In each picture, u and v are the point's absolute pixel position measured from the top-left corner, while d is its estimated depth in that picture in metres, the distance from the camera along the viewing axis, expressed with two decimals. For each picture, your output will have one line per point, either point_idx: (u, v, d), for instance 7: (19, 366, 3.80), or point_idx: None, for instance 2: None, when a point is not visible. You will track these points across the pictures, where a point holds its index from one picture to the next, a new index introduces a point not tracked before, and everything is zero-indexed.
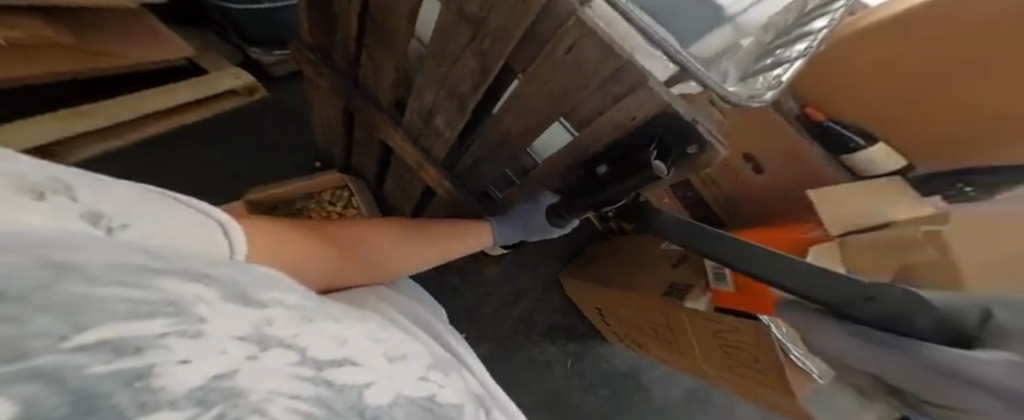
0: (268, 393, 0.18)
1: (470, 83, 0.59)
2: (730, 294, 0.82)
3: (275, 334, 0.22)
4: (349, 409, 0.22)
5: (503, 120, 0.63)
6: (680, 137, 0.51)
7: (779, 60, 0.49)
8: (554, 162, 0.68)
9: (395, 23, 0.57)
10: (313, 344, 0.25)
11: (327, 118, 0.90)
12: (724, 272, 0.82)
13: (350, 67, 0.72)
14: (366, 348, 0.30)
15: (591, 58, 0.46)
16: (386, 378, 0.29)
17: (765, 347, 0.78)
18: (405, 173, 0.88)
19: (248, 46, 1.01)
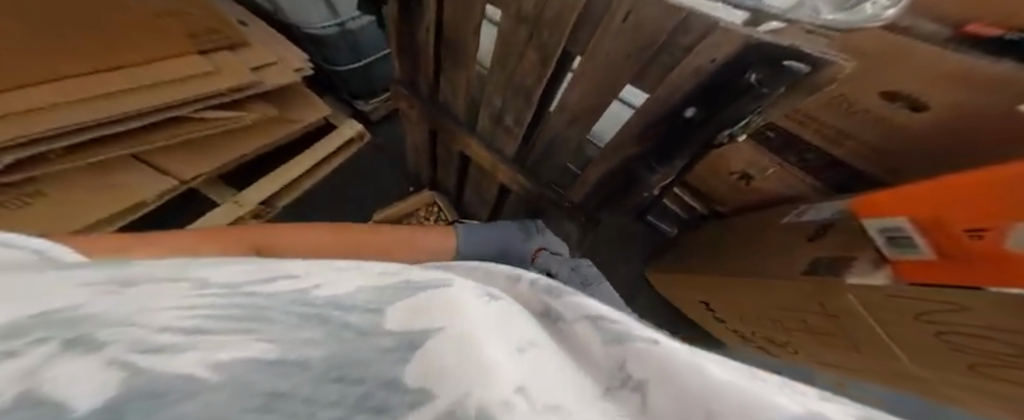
0: (136, 317, 0.13)
1: (533, 75, 0.57)
2: (932, 263, 0.50)
3: (158, 279, 0.17)
4: (281, 303, 0.16)
5: (568, 104, 0.60)
6: (775, 59, 0.39)
7: None
8: (625, 135, 0.60)
9: (466, 38, 0.61)
10: (225, 273, 0.18)
11: (415, 146, 1.02)
12: (908, 236, 0.51)
13: (431, 90, 0.79)
14: (325, 263, 0.22)
15: (651, 18, 0.42)
16: (341, 275, 0.19)
17: None
18: (485, 179, 0.93)
19: (355, 101, 1.22)
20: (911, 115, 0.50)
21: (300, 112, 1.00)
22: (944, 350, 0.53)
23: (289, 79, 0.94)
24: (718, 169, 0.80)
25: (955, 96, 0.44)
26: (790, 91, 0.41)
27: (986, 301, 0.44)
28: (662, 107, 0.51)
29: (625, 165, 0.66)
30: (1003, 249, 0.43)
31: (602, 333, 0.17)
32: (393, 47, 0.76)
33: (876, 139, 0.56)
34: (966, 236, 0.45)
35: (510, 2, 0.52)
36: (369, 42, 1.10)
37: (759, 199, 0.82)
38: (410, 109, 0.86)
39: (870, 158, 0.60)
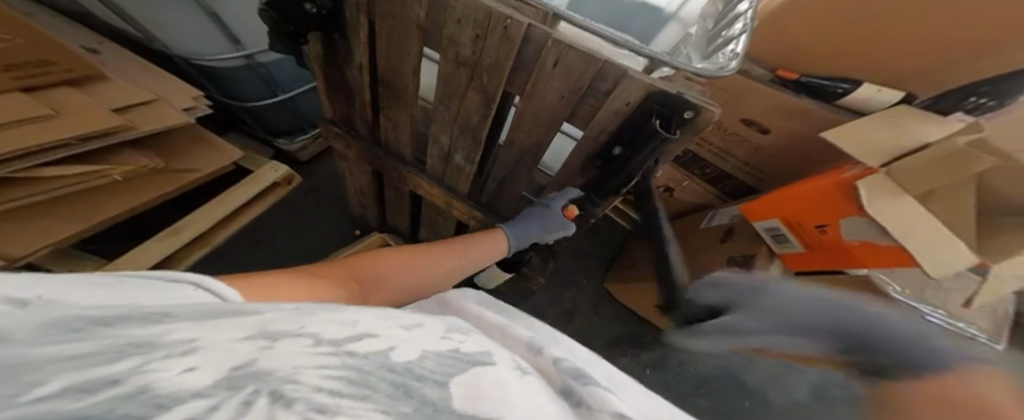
0: (296, 370, 0.16)
1: (479, 115, 0.60)
2: (801, 254, 0.65)
3: (282, 326, 0.20)
4: (380, 366, 0.19)
5: (516, 139, 0.65)
6: (667, 105, 0.48)
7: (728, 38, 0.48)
8: (570, 164, 0.66)
9: (403, 82, 0.60)
10: (327, 326, 0.22)
11: (358, 186, 0.98)
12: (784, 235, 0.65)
13: (372, 131, 0.77)
14: (391, 318, 0.26)
15: (576, 65, 0.48)
16: (410, 338, 0.23)
17: None
18: (438, 215, 0.93)
19: (276, 139, 1.17)
20: (761, 137, 0.69)
21: (197, 157, 0.96)
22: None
23: (170, 121, 0.88)
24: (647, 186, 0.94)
25: (792, 125, 0.64)
26: (682, 133, 0.50)
27: None
28: (595, 143, 0.59)
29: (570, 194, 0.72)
30: (840, 240, 0.57)
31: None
32: (320, 86, 0.72)
33: (745, 158, 0.74)
34: (817, 230, 0.59)
35: (445, 49, 0.53)
36: (285, 75, 1.00)
37: (682, 210, 0.96)
38: (349, 150, 0.84)
39: (743, 172, 0.77)
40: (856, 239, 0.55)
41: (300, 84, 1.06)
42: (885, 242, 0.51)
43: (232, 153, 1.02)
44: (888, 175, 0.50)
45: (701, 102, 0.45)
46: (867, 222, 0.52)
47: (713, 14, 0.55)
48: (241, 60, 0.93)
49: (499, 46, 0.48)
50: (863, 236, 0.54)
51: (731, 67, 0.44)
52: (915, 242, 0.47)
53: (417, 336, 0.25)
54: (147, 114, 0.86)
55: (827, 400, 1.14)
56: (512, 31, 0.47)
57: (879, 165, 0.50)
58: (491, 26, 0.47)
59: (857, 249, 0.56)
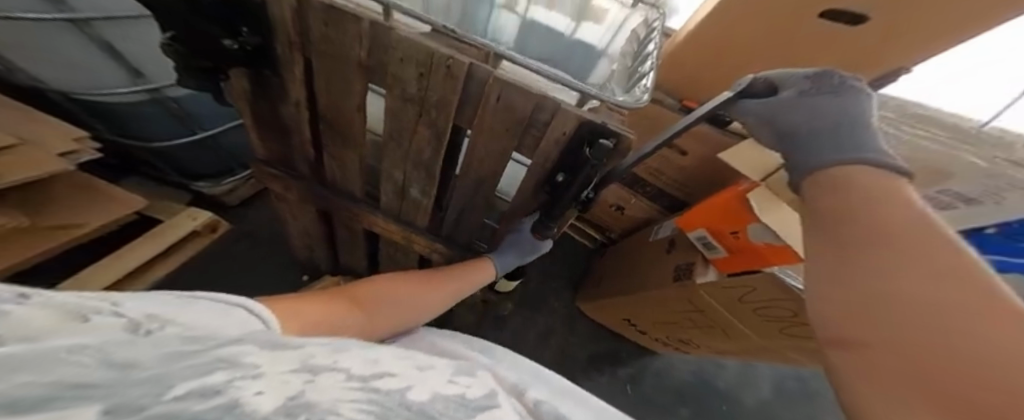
0: (333, 400, 0.22)
1: (430, 150, 0.62)
2: (728, 259, 0.70)
3: (320, 365, 0.27)
4: (396, 405, 0.25)
5: (470, 171, 0.66)
6: (599, 135, 0.52)
7: (642, 74, 0.56)
8: (525, 191, 0.69)
9: (347, 120, 0.60)
10: (354, 367, 0.29)
11: (305, 228, 0.94)
12: (710, 243, 0.72)
13: (314, 171, 0.76)
14: (404, 365, 0.34)
15: (519, 99, 0.51)
16: (420, 382, 0.31)
17: (785, 293, 0.65)
18: (398, 252, 0.92)
19: (194, 183, 1.09)
20: (681, 158, 0.79)
21: (93, 210, 0.90)
22: (763, 322, 0.75)
23: (46, 169, 0.79)
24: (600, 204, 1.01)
25: (700, 147, 0.74)
26: (613, 158, 0.55)
27: (762, 280, 0.66)
28: (542, 171, 0.62)
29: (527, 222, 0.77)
30: (750, 243, 0.65)
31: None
32: (246, 122, 0.69)
33: (676, 176, 0.84)
34: (732, 236, 0.66)
35: (390, 86, 0.53)
36: (204, 111, 0.93)
37: (633, 225, 1.04)
38: (296, 192, 0.81)
39: (675, 187, 0.87)
40: (761, 241, 0.63)
41: (226, 120, 0.99)
42: (779, 242, 0.60)
43: (135, 202, 0.95)
44: (767, 186, 0.59)
45: (623, 132, 0.50)
46: (766, 229, 0.60)
47: (631, 53, 0.62)
48: (146, 95, 0.85)
49: (443, 84, 0.50)
50: (764, 238, 0.62)
51: (644, 100, 0.51)
52: (796, 241, 0.57)
53: (427, 379, 0.33)
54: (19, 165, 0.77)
55: (792, 392, 1.22)
56: (455, 69, 0.48)
57: (760, 179, 0.60)
58: (433, 64, 0.48)
59: (763, 250, 0.63)
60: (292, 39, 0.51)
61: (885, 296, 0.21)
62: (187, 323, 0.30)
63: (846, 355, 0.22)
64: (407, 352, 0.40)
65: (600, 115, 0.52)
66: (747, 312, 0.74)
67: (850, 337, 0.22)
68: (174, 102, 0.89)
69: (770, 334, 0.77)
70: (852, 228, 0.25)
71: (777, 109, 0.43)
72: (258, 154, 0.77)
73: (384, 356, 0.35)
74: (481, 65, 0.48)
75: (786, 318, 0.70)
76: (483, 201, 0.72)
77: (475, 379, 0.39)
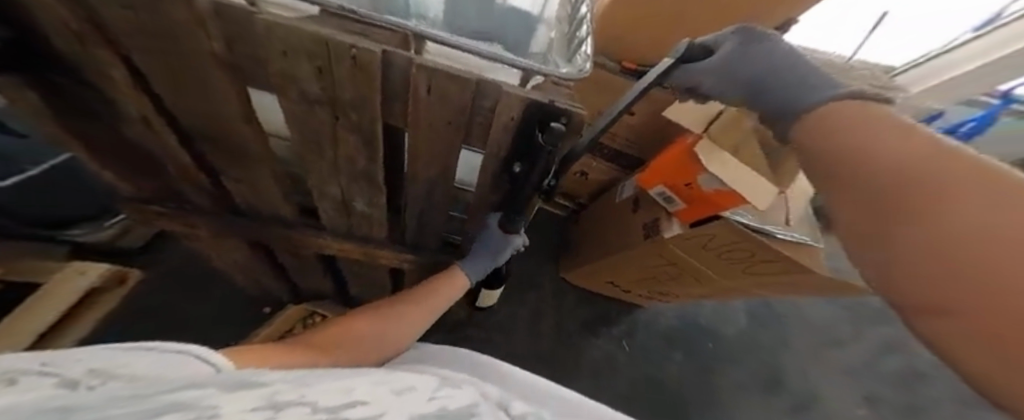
0: None
1: (363, 157, 0.56)
2: (686, 209, 0.70)
3: (286, 399, 0.27)
4: None
5: (418, 173, 0.61)
6: (549, 116, 0.46)
7: (582, 39, 0.52)
8: (484, 183, 0.64)
9: (254, 138, 0.51)
10: (324, 398, 0.30)
11: (239, 264, 0.85)
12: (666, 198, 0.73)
13: (217, 201, 0.68)
14: (380, 393, 0.36)
15: (451, 87, 0.43)
16: (395, 408, 0.33)
17: (741, 236, 0.67)
18: (362, 269, 0.85)
19: (67, 232, 0.90)
20: (631, 118, 0.77)
21: None
22: (728, 265, 0.78)
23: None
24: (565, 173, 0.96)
25: (648, 104, 0.73)
26: (567, 139, 0.50)
27: (718, 226, 0.68)
28: (498, 161, 0.57)
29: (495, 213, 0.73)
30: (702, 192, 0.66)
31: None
32: (79, 153, 0.57)
33: (628, 134, 0.82)
34: (686, 188, 0.67)
35: (285, 90, 0.45)
36: (3, 146, 0.78)
37: (599, 189, 1.03)
38: (222, 228, 0.71)
39: (631, 146, 0.86)
40: (711, 188, 0.63)
41: (48, 157, 0.84)
42: (727, 187, 0.61)
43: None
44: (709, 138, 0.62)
45: (570, 108, 0.44)
46: (713, 177, 0.61)
47: (566, 19, 0.59)
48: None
49: (354, 80, 0.42)
50: (715, 184, 0.62)
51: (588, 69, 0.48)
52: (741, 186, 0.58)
53: (405, 403, 0.35)
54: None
55: (770, 314, 1.32)
56: (363, 60, 0.39)
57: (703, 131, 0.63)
58: (336, 58, 0.39)
59: (715, 197, 0.64)
60: (80, 32, 0.37)
61: (935, 238, 0.18)
62: (133, 372, 0.27)
63: (928, 323, 0.18)
64: (381, 379, 0.42)
65: (546, 94, 0.45)
66: (715, 259, 0.77)
67: (912, 293, 0.19)
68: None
69: (740, 276, 0.80)
70: (889, 170, 0.22)
71: (710, 76, 0.46)
72: (129, 194, 0.68)
73: (361, 386, 0.37)
74: (398, 51, 0.40)
75: (746, 257, 0.73)
76: (439, 200, 0.67)
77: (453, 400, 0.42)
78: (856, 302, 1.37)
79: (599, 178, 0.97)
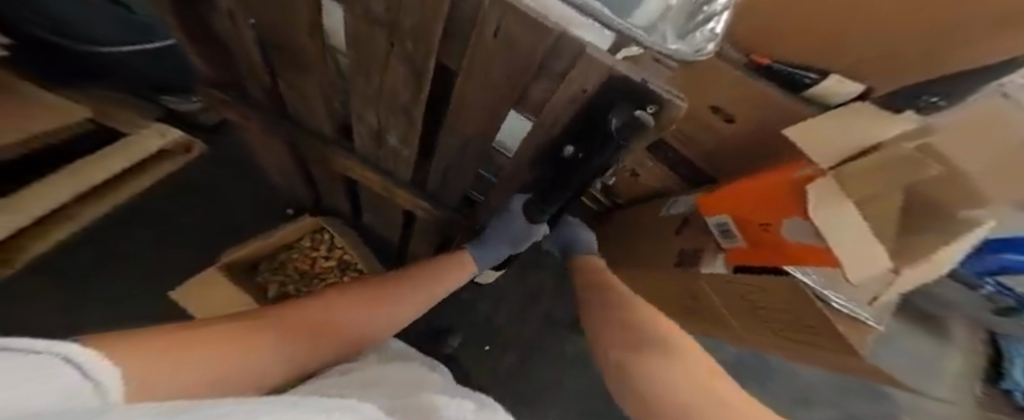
0: None
1: (407, 92, 0.50)
2: (749, 250, 0.61)
3: None
4: None
5: (458, 125, 0.55)
6: (631, 98, 0.37)
7: (710, 15, 0.41)
8: (523, 156, 0.57)
9: (301, 44, 0.46)
10: None
11: (277, 164, 0.84)
12: (727, 229, 0.63)
13: (273, 102, 0.64)
14: None
15: (525, 38, 0.35)
16: None
17: (800, 303, 0.55)
18: (378, 202, 0.84)
19: (163, 97, 0.94)
20: (726, 126, 0.58)
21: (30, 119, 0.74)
22: (763, 324, 0.68)
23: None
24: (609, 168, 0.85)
25: (757, 115, 0.52)
26: (639, 139, 0.41)
27: (782, 286, 0.57)
28: (547, 135, 0.50)
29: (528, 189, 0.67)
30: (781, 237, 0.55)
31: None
32: (178, 38, 0.53)
33: (709, 144, 0.63)
34: (761, 228, 0.57)
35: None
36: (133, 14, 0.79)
37: (643, 196, 0.88)
38: (258, 126, 0.70)
39: (704, 159, 0.67)
40: (796, 238, 0.53)
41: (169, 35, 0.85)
42: (816, 242, 0.50)
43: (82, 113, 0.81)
44: (836, 177, 0.46)
45: (662, 92, 0.34)
46: (806, 224, 0.50)
47: None
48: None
49: (418, 8, 0.36)
50: (800, 235, 0.52)
51: (708, 50, 0.40)
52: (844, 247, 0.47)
53: None
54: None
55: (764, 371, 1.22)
56: None
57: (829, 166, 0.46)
58: None
59: (797, 249, 0.53)
60: None
61: None
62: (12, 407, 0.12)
63: None
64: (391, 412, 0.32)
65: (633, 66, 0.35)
66: (744, 310, 0.68)
67: None
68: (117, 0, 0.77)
69: (763, 335, 0.71)
70: None
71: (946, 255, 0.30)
72: None
73: None
74: None
75: (785, 324, 0.63)
76: (471, 160, 0.61)
77: None
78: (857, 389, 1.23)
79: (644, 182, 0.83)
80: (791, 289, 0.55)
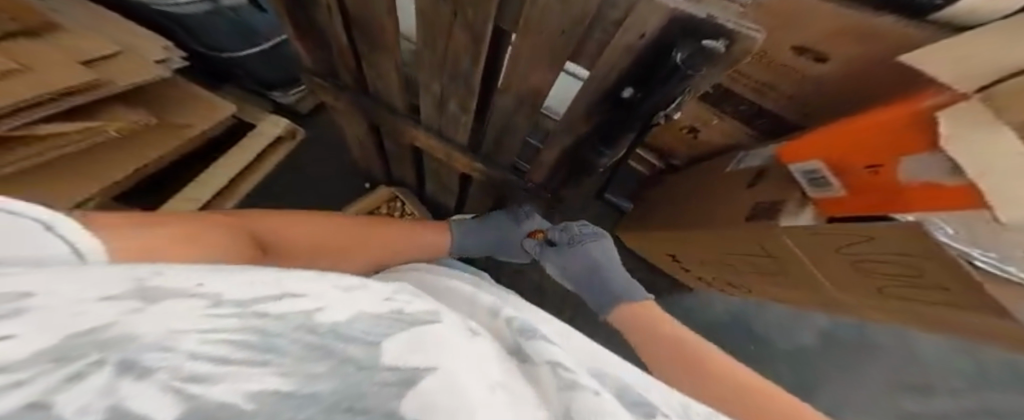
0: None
1: (468, 58, 0.53)
2: (845, 200, 0.54)
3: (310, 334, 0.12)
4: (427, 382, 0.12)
5: (512, 85, 0.57)
6: (696, 33, 0.38)
7: None
8: (574, 113, 0.57)
9: (377, 22, 0.51)
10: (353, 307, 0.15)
11: (357, 141, 0.95)
12: (821, 178, 0.55)
13: (358, 81, 0.70)
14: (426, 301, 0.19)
15: None
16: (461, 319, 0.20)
17: (919, 249, 0.48)
18: (442, 169, 0.90)
19: (272, 93, 1.04)
20: (817, 65, 0.51)
21: (196, 112, 0.80)
22: (862, 277, 0.59)
23: (147, 75, 0.72)
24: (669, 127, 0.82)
25: (859, 48, 0.46)
26: (711, 69, 0.41)
27: (885, 232, 0.49)
28: (599, 90, 0.50)
29: (572, 150, 0.66)
30: (897, 181, 0.47)
31: (558, 380, 0.21)
32: (290, 33, 0.64)
33: (793, 90, 0.57)
34: (865, 172, 0.50)
35: None
36: (251, 18, 0.88)
37: (709, 152, 0.83)
38: (343, 106, 0.78)
39: (786, 108, 0.61)
40: (914, 180, 0.46)
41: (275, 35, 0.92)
42: (954, 182, 0.42)
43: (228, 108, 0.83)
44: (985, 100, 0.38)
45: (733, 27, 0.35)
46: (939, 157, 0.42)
47: None
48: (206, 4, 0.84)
49: None
50: (924, 174, 0.45)
51: None
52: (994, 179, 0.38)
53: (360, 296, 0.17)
54: (115, 68, 0.69)
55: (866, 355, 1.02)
56: None
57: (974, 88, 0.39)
58: None
59: (915, 191, 0.46)
60: None
61: None
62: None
63: None
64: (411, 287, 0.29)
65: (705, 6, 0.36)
66: (838, 264, 0.59)
67: None
68: (233, 12, 0.86)
69: (858, 292, 0.62)
70: None
71: None
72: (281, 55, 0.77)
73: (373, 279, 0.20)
74: None
75: (891, 275, 0.55)
76: (524, 122, 0.64)
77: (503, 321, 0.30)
78: (982, 371, 1.00)
79: (706, 137, 0.78)
80: (910, 234, 0.47)
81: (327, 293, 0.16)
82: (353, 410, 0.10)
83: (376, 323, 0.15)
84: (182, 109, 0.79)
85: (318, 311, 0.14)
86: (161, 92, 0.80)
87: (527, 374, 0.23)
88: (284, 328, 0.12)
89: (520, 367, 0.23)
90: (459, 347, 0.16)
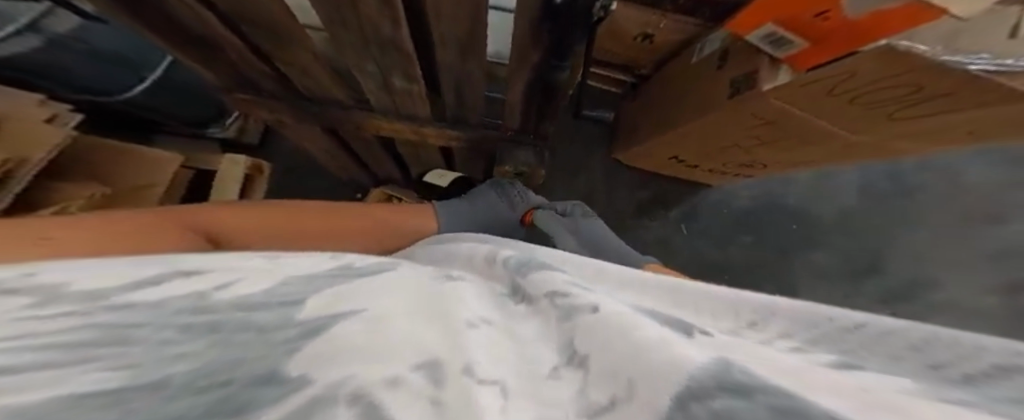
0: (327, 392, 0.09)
1: (387, 23, 0.44)
2: (808, 53, 0.48)
3: (186, 319, 0.13)
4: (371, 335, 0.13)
5: (446, 36, 0.49)
6: None
7: None
8: (522, 51, 0.51)
9: (270, 19, 0.43)
10: (250, 282, 0.17)
11: (325, 152, 0.90)
12: (778, 38, 0.49)
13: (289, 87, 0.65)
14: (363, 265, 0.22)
15: None
16: (415, 291, 0.20)
17: (907, 64, 0.43)
18: (417, 150, 0.86)
19: (207, 129, 1.00)
20: None
21: (141, 169, 0.77)
22: (864, 112, 0.54)
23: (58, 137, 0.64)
24: (618, 35, 0.74)
25: None
26: None
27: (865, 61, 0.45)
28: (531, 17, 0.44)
29: (522, 89, 0.62)
30: (849, 18, 0.42)
31: (557, 310, 0.19)
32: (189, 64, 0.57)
33: None
34: (815, 20, 0.44)
35: None
36: (106, 44, 0.78)
37: (671, 52, 0.76)
38: (293, 120, 0.72)
39: None
40: (864, 12, 0.40)
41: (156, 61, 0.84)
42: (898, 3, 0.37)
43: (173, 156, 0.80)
44: None
45: None
46: None
47: None
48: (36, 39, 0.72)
49: None
50: (871, 4, 0.39)
51: None
52: None
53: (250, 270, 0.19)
54: (13, 141, 0.60)
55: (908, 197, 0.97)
56: None
57: None
58: None
59: (865, 25, 0.41)
60: None
61: None
62: None
63: None
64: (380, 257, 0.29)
65: None
66: (849, 107, 0.54)
67: None
68: (79, 42, 0.76)
69: (885, 128, 0.56)
70: None
71: None
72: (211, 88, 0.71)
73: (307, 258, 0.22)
74: None
75: (902, 97, 0.49)
76: (476, 69, 0.58)
77: (501, 266, 0.29)
78: None
79: (661, 35, 0.70)
80: (887, 57, 0.43)
81: (247, 266, 0.19)
82: (209, 384, 0.10)
83: (302, 283, 0.17)
84: (135, 172, 0.76)
85: (215, 290, 0.16)
86: (113, 159, 0.77)
87: (531, 310, 0.21)
88: (152, 317, 0.13)
89: (523, 308, 0.21)
90: (393, 295, 0.18)
